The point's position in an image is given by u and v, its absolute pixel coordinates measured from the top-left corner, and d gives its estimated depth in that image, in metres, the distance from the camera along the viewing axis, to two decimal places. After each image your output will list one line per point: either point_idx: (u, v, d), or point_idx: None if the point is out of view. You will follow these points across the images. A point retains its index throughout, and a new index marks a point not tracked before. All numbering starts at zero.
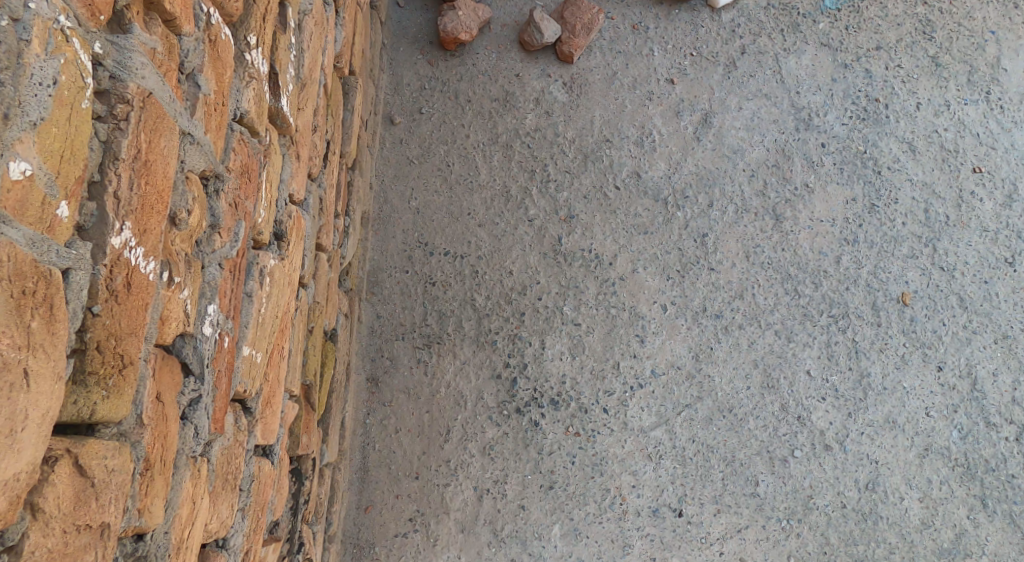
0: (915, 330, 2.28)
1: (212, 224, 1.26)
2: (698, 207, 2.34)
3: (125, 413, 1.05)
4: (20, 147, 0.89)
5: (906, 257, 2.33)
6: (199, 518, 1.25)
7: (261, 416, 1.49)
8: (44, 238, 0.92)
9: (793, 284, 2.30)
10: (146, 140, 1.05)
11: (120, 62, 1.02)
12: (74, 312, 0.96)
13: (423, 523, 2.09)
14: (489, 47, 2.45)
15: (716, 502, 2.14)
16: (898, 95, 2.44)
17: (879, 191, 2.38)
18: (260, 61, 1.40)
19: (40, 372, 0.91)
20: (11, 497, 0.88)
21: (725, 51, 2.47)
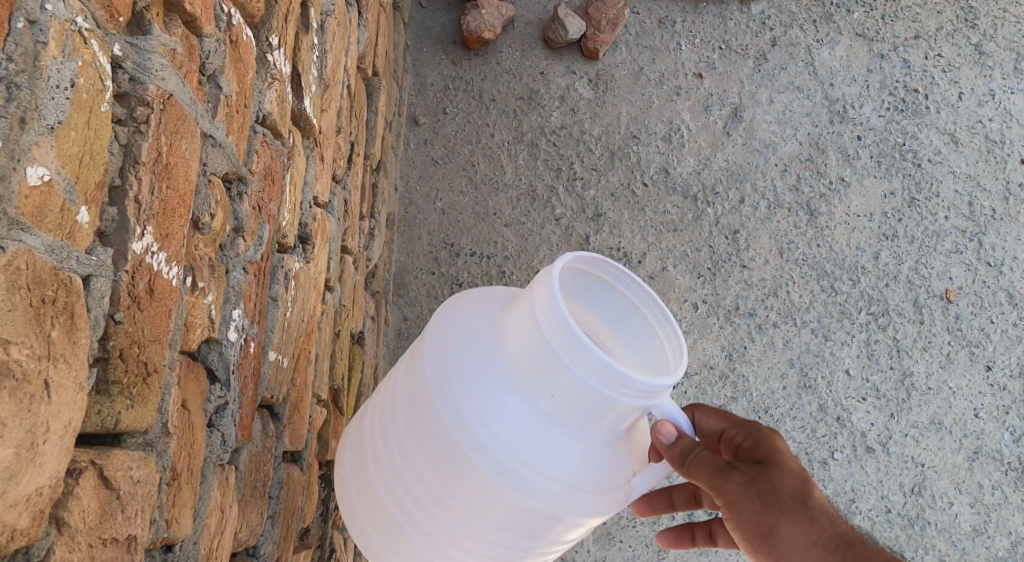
0: (960, 327, 2.24)
1: (236, 227, 1.24)
2: (729, 203, 2.30)
3: (150, 422, 1.02)
4: (38, 152, 0.87)
5: (949, 252, 2.29)
6: (228, 527, 1.22)
7: (289, 422, 1.47)
8: (64, 245, 0.90)
9: (830, 281, 2.26)
10: (166, 143, 1.02)
11: (140, 64, 1.00)
12: (95, 320, 0.94)
13: None
14: (514, 45, 2.41)
15: None
16: (938, 84, 2.40)
17: (919, 184, 2.34)
18: (282, 62, 1.37)
19: (62, 383, 0.89)
20: (34, 513, 0.86)
21: (756, 43, 2.42)
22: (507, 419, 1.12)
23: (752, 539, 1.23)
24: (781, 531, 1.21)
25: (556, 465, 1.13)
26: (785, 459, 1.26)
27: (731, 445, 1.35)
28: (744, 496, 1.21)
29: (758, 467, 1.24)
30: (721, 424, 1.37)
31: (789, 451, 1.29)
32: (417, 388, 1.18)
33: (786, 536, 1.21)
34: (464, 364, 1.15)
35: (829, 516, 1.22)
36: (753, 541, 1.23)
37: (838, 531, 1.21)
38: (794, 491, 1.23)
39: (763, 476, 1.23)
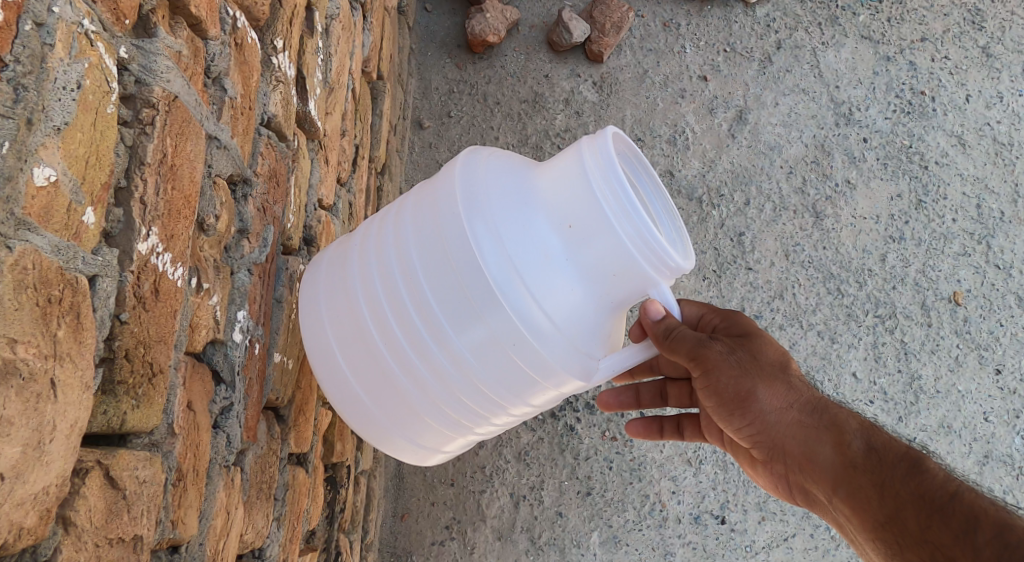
0: (968, 330, 2.25)
1: (241, 229, 1.24)
2: (734, 206, 2.30)
3: (156, 422, 1.02)
4: (45, 153, 0.87)
5: (957, 254, 2.29)
6: (233, 529, 1.22)
7: (295, 424, 1.47)
8: (70, 245, 0.90)
9: (836, 283, 2.26)
10: (172, 145, 1.03)
11: (146, 67, 1.00)
12: (101, 321, 0.94)
13: (459, 531, 2.06)
14: (518, 48, 2.41)
15: (760, 509, 2.12)
16: (945, 87, 2.40)
17: (926, 187, 2.34)
18: (287, 65, 1.38)
19: (68, 382, 0.89)
20: (41, 512, 0.87)
21: (760, 46, 2.42)
22: (528, 237, 1.23)
23: (732, 402, 1.44)
24: (758, 394, 1.42)
25: (554, 295, 1.24)
26: (759, 335, 1.50)
27: (709, 327, 1.59)
28: (726, 362, 1.43)
29: (739, 342, 1.48)
30: (700, 311, 1.61)
31: (763, 333, 1.53)
32: (435, 210, 1.27)
33: (764, 399, 1.43)
34: (500, 198, 1.25)
35: (802, 384, 1.45)
36: (731, 404, 1.44)
37: (810, 397, 1.43)
38: (771, 361, 1.46)
39: (743, 347, 1.46)
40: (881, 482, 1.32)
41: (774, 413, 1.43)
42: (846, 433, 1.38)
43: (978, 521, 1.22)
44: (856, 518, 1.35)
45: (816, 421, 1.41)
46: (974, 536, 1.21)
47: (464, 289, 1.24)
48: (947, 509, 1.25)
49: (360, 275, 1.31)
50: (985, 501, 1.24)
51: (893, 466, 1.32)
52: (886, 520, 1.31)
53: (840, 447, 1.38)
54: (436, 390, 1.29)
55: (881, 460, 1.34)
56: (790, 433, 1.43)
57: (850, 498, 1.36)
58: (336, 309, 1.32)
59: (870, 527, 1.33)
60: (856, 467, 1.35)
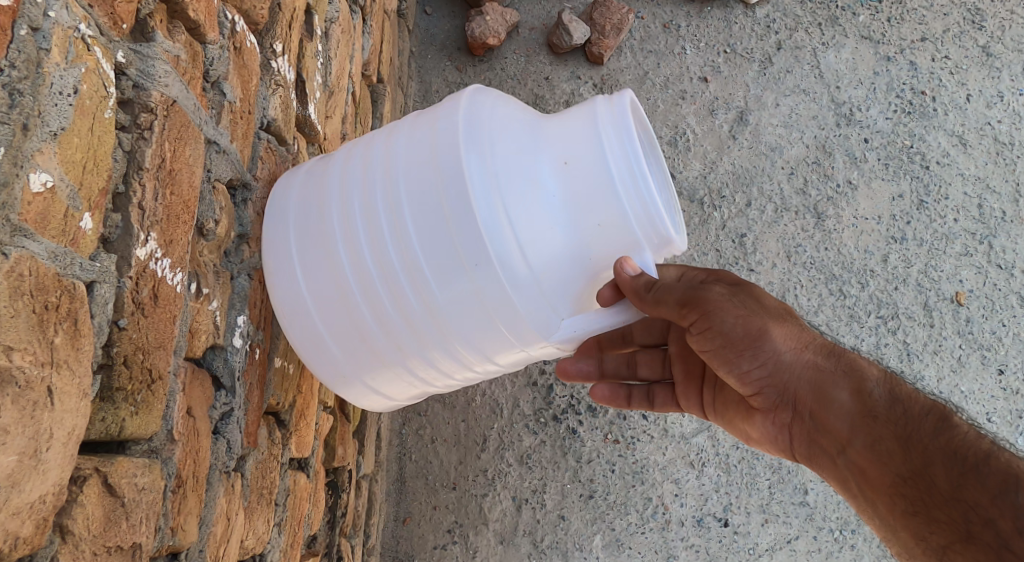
0: (971, 331, 2.24)
1: (241, 233, 1.24)
2: (735, 207, 2.29)
3: (155, 428, 1.02)
4: (41, 159, 0.87)
5: (959, 254, 2.29)
6: (233, 535, 1.22)
7: (296, 429, 1.46)
8: (67, 251, 0.90)
9: (838, 284, 2.25)
10: (170, 149, 1.02)
11: (144, 71, 0.99)
12: (99, 327, 0.94)
13: (462, 535, 2.05)
14: (518, 51, 2.41)
15: (763, 511, 2.12)
16: (946, 87, 2.40)
17: (927, 186, 2.33)
18: (286, 68, 1.37)
19: (65, 389, 0.88)
20: (38, 521, 0.86)
21: (760, 46, 2.42)
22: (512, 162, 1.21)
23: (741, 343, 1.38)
24: (771, 337, 1.38)
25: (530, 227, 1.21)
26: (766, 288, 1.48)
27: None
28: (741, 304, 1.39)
29: (746, 288, 1.44)
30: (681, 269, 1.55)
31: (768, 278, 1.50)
32: (419, 151, 1.22)
33: (775, 345, 1.39)
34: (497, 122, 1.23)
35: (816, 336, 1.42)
36: (742, 346, 1.38)
37: (826, 347, 1.40)
38: (781, 310, 1.43)
39: (753, 295, 1.43)
40: (905, 434, 1.28)
41: (788, 355, 1.39)
42: (866, 382, 1.35)
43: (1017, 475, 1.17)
44: (877, 469, 1.30)
45: (833, 366, 1.38)
46: (1014, 496, 1.16)
47: (450, 226, 1.19)
48: (983, 468, 1.20)
49: (336, 203, 1.25)
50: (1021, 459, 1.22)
51: (921, 417, 1.28)
52: (909, 474, 1.26)
53: (858, 394, 1.35)
54: (400, 331, 1.25)
55: (904, 411, 1.30)
56: (804, 378, 1.39)
57: (869, 449, 1.32)
58: (308, 230, 1.26)
59: (892, 478, 1.28)
60: (878, 416, 1.32)
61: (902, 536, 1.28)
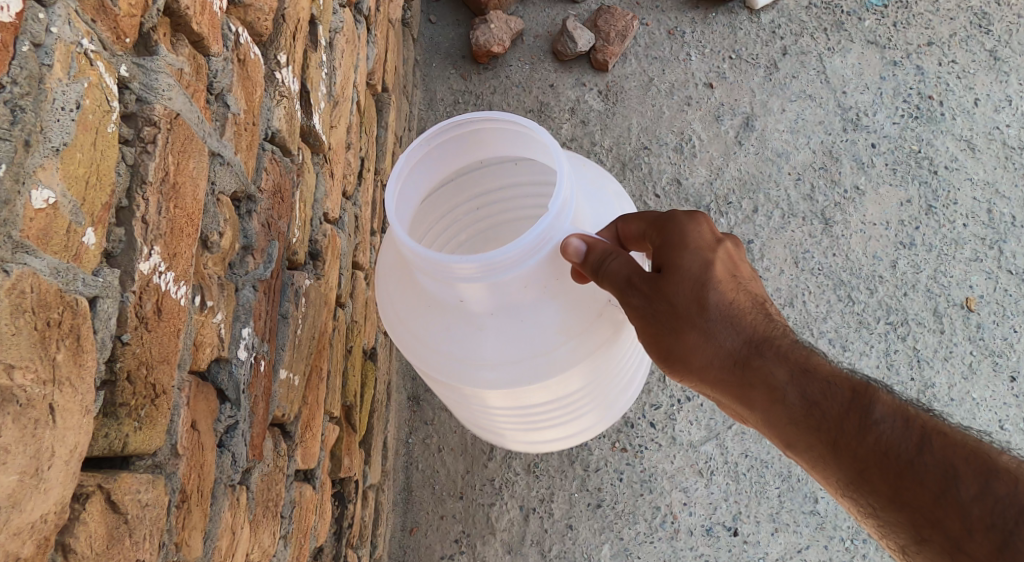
0: (982, 337, 2.21)
1: (246, 245, 1.23)
2: (742, 213, 2.28)
3: (159, 443, 1.01)
4: (43, 175, 0.86)
5: (969, 260, 2.27)
6: (239, 549, 1.21)
7: (302, 440, 1.46)
8: (69, 266, 0.89)
9: (847, 290, 2.23)
10: (174, 162, 1.01)
11: (147, 85, 0.99)
12: (103, 342, 0.93)
13: (469, 544, 2.04)
14: (523, 59, 2.41)
15: (774, 520, 2.10)
16: (953, 91, 2.39)
17: (935, 192, 2.32)
18: (291, 80, 1.37)
19: (67, 406, 0.88)
20: (39, 540, 0.86)
21: (766, 52, 2.42)
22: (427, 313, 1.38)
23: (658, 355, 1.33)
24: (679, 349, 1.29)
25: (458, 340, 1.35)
26: (678, 279, 1.28)
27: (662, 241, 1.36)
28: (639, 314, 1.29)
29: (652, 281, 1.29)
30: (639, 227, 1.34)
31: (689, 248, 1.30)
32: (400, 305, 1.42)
33: (685, 351, 1.30)
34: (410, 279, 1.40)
35: (728, 329, 1.27)
36: (661, 359, 1.33)
37: (744, 341, 1.26)
38: (693, 302, 1.28)
39: (662, 292, 1.28)
40: (832, 439, 1.20)
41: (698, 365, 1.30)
42: (779, 387, 1.23)
43: (955, 471, 1.11)
44: (822, 476, 1.24)
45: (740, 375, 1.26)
46: (955, 492, 1.10)
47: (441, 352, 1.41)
48: (917, 464, 1.14)
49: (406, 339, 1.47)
50: (959, 443, 1.12)
51: (842, 418, 1.19)
52: (848, 484, 1.20)
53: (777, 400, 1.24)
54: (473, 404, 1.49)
55: (821, 413, 1.21)
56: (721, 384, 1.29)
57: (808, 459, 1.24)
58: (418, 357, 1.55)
59: (837, 486, 1.22)
60: (798, 425, 1.23)
61: (867, 528, 1.23)
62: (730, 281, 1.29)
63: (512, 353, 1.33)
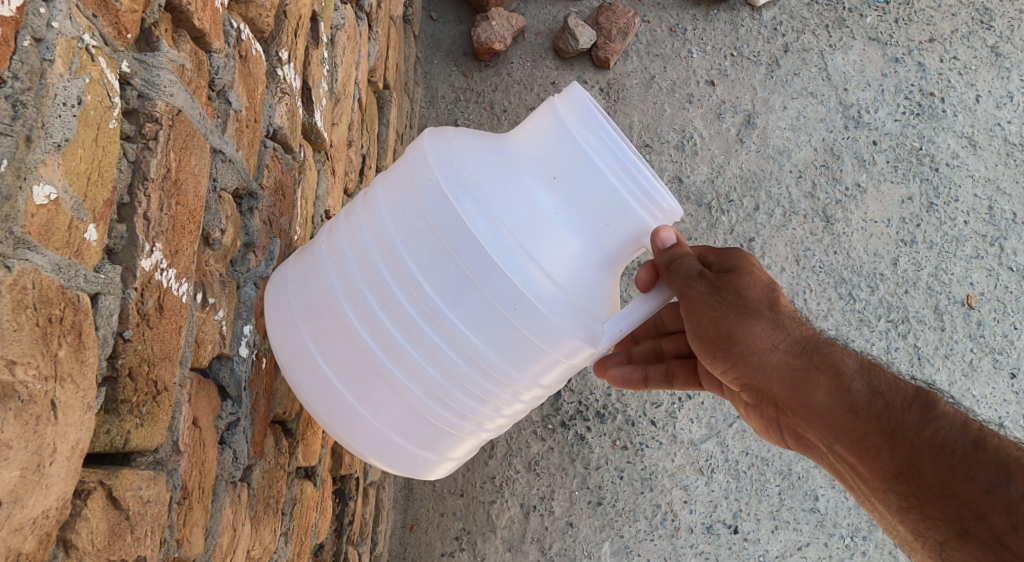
0: (983, 334, 2.23)
1: (247, 242, 1.23)
2: (743, 211, 2.28)
3: (161, 440, 1.01)
4: (45, 170, 0.86)
5: (970, 257, 2.28)
6: (240, 546, 1.21)
7: (302, 438, 1.46)
8: (71, 263, 0.89)
9: (847, 288, 2.24)
10: (176, 159, 1.01)
11: (149, 81, 0.99)
12: (104, 339, 0.93)
13: (469, 541, 2.03)
14: (524, 56, 2.41)
15: (774, 518, 2.11)
16: (955, 88, 2.39)
17: (937, 189, 2.32)
18: (292, 76, 1.37)
19: (69, 402, 0.88)
20: (40, 536, 0.85)
21: (767, 49, 2.41)
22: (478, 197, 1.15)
23: (716, 344, 1.32)
24: (741, 335, 1.28)
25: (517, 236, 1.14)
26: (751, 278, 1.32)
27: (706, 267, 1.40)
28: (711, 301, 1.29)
29: (726, 276, 1.31)
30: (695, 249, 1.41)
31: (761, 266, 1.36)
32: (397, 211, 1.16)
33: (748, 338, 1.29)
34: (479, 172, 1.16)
35: (796, 324, 1.29)
36: (714, 345, 1.32)
37: (810, 335, 1.28)
38: (762, 298, 1.30)
39: (731, 285, 1.31)
40: (890, 429, 1.20)
41: (760, 355, 1.29)
42: (844, 376, 1.24)
43: (1007, 469, 1.12)
44: (866, 468, 1.22)
45: (805, 364, 1.26)
46: (1007, 486, 1.11)
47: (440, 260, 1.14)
48: (971, 459, 1.15)
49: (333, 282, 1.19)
50: (1011, 446, 1.14)
51: (904, 411, 1.20)
52: (901, 473, 1.19)
53: (837, 391, 1.24)
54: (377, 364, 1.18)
55: (885, 405, 1.21)
56: (777, 376, 1.28)
57: (855, 446, 1.23)
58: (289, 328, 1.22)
59: (881, 477, 1.21)
60: (858, 413, 1.22)
61: (905, 530, 1.21)
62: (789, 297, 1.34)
63: (564, 280, 1.17)
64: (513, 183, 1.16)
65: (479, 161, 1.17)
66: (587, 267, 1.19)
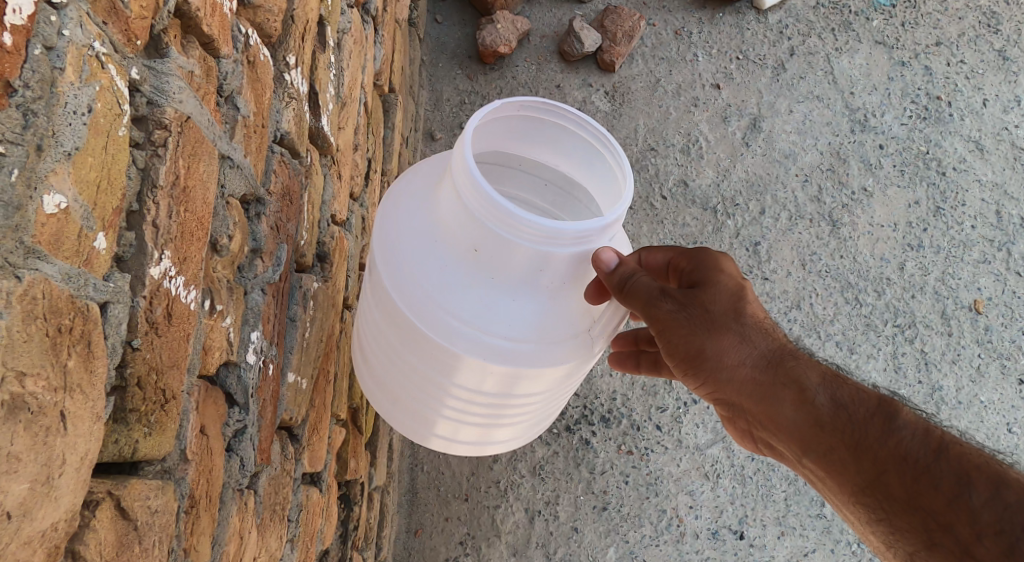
0: (989, 339, 2.20)
1: (254, 248, 1.22)
2: (749, 215, 2.26)
3: (168, 448, 1.00)
4: (55, 179, 0.85)
5: (977, 262, 2.26)
6: (246, 553, 1.20)
7: (309, 444, 1.45)
8: (80, 272, 0.88)
9: (854, 292, 2.21)
10: (185, 166, 1.01)
11: (158, 88, 0.98)
12: (113, 348, 0.92)
13: (474, 547, 2.02)
14: (529, 59, 2.40)
15: (780, 523, 2.09)
16: (962, 92, 2.39)
17: (944, 193, 2.31)
18: (300, 81, 1.36)
19: (77, 413, 0.87)
20: (49, 549, 0.85)
21: (773, 53, 2.42)
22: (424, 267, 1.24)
23: (682, 360, 1.27)
24: (708, 351, 1.24)
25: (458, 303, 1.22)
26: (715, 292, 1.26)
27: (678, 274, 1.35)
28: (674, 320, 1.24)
29: (688, 291, 1.27)
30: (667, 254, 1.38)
31: (728, 270, 1.29)
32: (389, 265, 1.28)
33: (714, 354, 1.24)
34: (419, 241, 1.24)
35: (762, 335, 1.24)
36: (684, 362, 1.27)
37: (776, 346, 1.23)
38: (727, 310, 1.25)
39: (695, 300, 1.26)
40: (855, 441, 1.17)
41: (727, 372, 1.24)
42: (808, 389, 1.20)
43: (970, 478, 1.10)
44: (835, 482, 1.20)
45: (771, 378, 1.22)
46: (969, 495, 1.10)
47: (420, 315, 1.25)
48: (935, 469, 1.13)
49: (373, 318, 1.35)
50: (974, 452, 1.12)
51: (867, 422, 1.17)
52: (867, 485, 1.17)
53: (801, 405, 1.21)
54: None
55: (850, 417, 1.18)
56: (744, 392, 1.24)
57: (821, 459, 1.20)
58: None
59: (850, 491, 1.19)
60: (824, 427, 1.19)
61: (875, 540, 1.20)
62: (758, 301, 1.28)
63: (513, 329, 1.23)
64: (440, 265, 1.22)
65: (419, 230, 1.25)
66: (540, 308, 1.24)
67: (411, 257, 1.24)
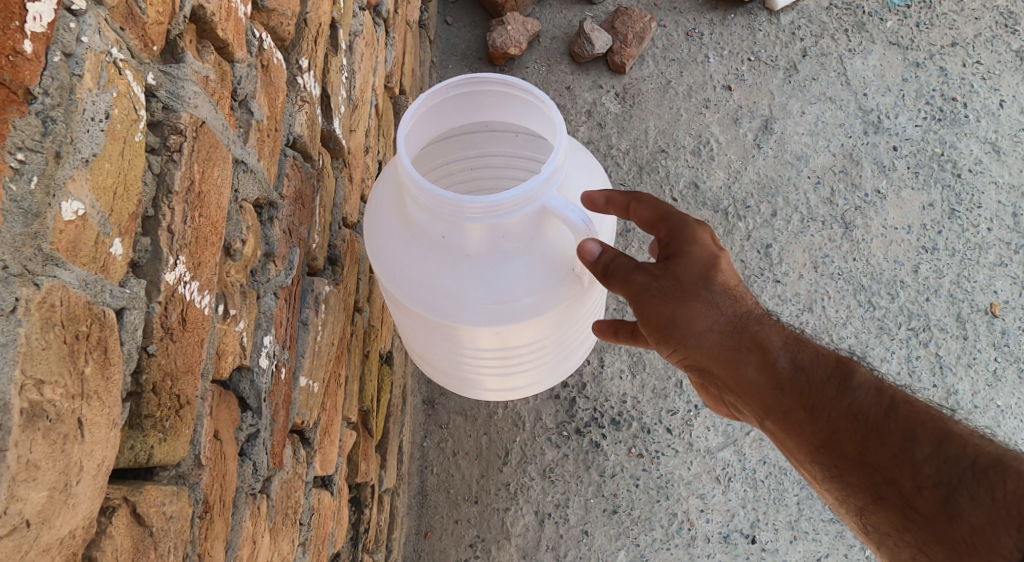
0: (1006, 343, 2.17)
1: (267, 252, 1.22)
2: (761, 217, 2.25)
3: (183, 453, 1.00)
4: (73, 186, 0.85)
5: (994, 264, 2.23)
6: (259, 557, 1.20)
7: (320, 447, 1.45)
8: (97, 278, 0.88)
9: (867, 295, 2.19)
10: (200, 171, 1.00)
11: (174, 93, 0.98)
12: (129, 354, 0.92)
13: (484, 549, 2.02)
14: (539, 60, 2.40)
15: (792, 528, 2.07)
16: (978, 93, 2.38)
17: (959, 195, 2.29)
18: (312, 84, 1.36)
19: (95, 420, 0.87)
20: (68, 556, 0.85)
21: (785, 54, 2.42)
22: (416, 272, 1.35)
23: (654, 327, 1.32)
24: (679, 319, 1.29)
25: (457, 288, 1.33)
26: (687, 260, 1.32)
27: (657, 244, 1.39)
28: (650, 289, 1.30)
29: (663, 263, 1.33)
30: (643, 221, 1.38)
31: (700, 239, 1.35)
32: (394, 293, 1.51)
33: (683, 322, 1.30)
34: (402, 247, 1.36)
35: (730, 301, 1.30)
36: (655, 330, 1.32)
37: (744, 312, 1.29)
38: (697, 279, 1.31)
39: (668, 271, 1.32)
40: (813, 402, 1.22)
41: (695, 338, 1.29)
42: (771, 354, 1.26)
43: (915, 434, 1.16)
44: (793, 441, 1.25)
45: (736, 343, 1.28)
46: (913, 450, 1.15)
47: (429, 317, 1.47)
48: (883, 426, 1.18)
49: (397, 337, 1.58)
50: (922, 412, 1.17)
51: (824, 384, 1.23)
52: (821, 445, 1.22)
53: (765, 368, 1.26)
54: None
55: (809, 380, 1.24)
56: (712, 356, 1.29)
57: (781, 420, 1.25)
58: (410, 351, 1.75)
59: (806, 450, 1.24)
60: (783, 390, 1.24)
61: (830, 496, 1.26)
62: (730, 269, 1.35)
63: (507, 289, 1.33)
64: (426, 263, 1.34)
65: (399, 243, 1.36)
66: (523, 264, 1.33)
67: (402, 263, 1.36)
